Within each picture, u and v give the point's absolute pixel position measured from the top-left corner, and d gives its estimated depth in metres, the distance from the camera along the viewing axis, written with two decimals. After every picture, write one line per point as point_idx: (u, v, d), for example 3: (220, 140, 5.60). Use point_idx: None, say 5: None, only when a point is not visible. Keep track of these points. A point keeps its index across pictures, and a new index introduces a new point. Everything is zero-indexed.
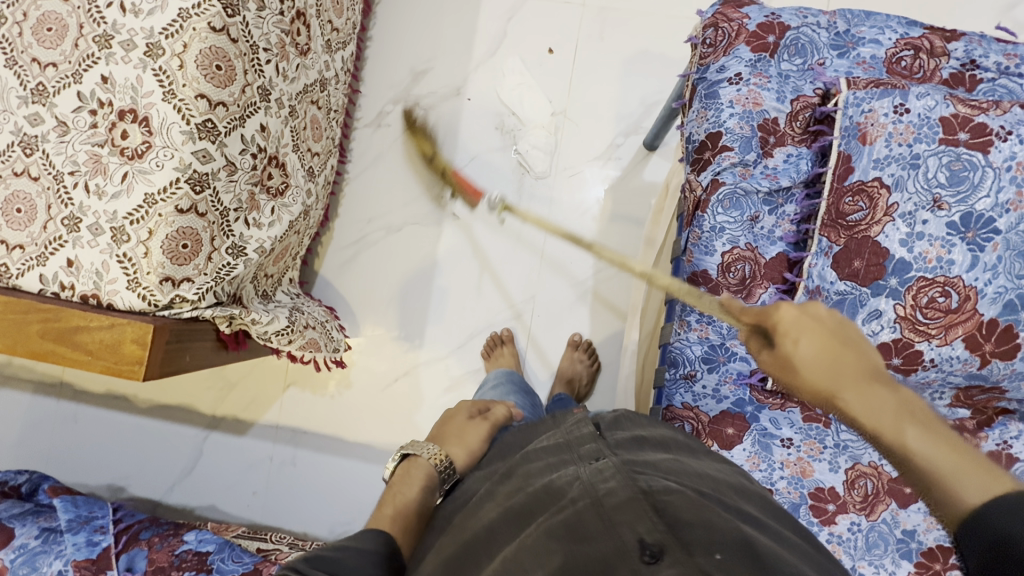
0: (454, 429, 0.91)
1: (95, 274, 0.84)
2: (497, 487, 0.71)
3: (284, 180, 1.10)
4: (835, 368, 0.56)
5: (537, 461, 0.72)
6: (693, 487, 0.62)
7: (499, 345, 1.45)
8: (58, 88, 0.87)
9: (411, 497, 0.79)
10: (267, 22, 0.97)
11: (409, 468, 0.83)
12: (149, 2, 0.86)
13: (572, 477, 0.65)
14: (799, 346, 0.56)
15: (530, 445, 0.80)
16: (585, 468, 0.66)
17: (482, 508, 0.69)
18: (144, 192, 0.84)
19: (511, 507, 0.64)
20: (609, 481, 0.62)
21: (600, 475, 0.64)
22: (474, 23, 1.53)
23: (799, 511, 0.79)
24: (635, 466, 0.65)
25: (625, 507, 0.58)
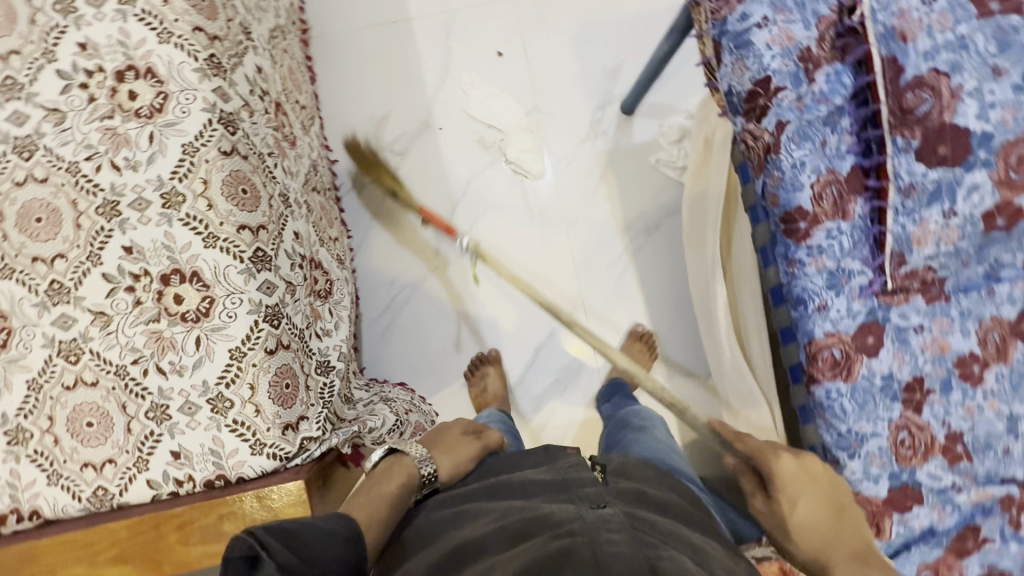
0: (451, 438, 0.95)
1: (211, 455, 0.76)
2: (501, 505, 0.75)
3: (327, 279, 1.03)
4: (824, 530, 0.77)
5: (538, 498, 0.76)
6: (688, 552, 0.64)
7: (482, 364, 1.43)
8: (77, 279, 0.76)
9: (387, 490, 0.80)
10: (260, 126, 0.89)
11: (392, 466, 0.85)
12: (144, 150, 0.76)
13: (574, 517, 0.67)
14: (797, 508, 0.79)
15: (529, 473, 0.84)
16: (588, 511, 0.68)
17: (480, 518, 0.72)
18: (229, 349, 0.77)
19: (512, 527, 0.68)
20: (611, 530, 0.63)
21: (604, 522, 0.65)
22: (415, 52, 1.48)
23: (951, 383, 0.86)
24: (637, 523, 0.66)
25: (622, 555, 0.58)
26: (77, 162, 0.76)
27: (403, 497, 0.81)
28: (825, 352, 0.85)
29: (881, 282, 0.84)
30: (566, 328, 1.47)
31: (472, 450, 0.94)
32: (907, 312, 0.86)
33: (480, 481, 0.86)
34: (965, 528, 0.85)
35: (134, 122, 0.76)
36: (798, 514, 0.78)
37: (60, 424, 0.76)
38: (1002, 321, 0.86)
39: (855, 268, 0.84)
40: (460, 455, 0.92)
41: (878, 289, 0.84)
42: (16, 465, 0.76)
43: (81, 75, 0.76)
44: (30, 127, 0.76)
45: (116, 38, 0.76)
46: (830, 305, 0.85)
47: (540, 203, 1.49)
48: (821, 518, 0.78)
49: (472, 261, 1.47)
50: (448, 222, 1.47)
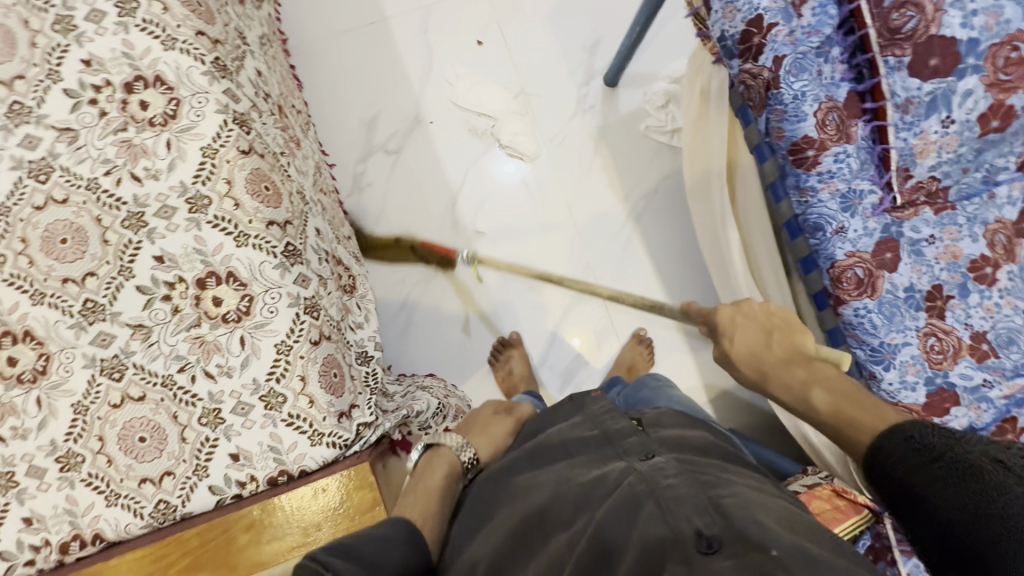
0: (478, 422, 0.91)
1: (271, 452, 0.76)
2: (551, 470, 0.71)
3: (350, 275, 1.03)
4: (756, 355, 0.84)
5: (579, 452, 0.73)
6: (745, 488, 0.62)
7: (505, 349, 1.44)
8: (111, 295, 0.75)
9: (434, 485, 0.76)
10: (269, 126, 0.90)
11: (432, 459, 0.80)
12: (163, 158, 0.76)
13: (627, 469, 0.64)
14: (733, 340, 0.86)
15: (564, 429, 0.79)
16: (639, 463, 0.65)
17: (536, 487, 0.69)
18: (275, 344, 0.77)
19: (570, 492, 0.65)
20: (667, 476, 0.61)
21: (659, 470, 0.63)
22: (395, 50, 1.50)
23: (968, 286, 0.91)
24: (689, 464, 0.65)
25: (685, 499, 0.57)
26: (96, 178, 0.76)
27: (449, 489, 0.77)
28: (848, 273, 0.89)
29: (890, 198, 0.88)
30: (581, 303, 1.50)
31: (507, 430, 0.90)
32: (917, 225, 0.91)
33: (523, 447, 0.80)
34: (1002, 422, 0.89)
35: (149, 132, 0.76)
36: (738, 343, 0.86)
37: (111, 442, 0.75)
38: (1006, 223, 0.92)
39: (865, 188, 0.88)
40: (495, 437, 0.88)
41: (888, 206, 0.89)
42: (71, 491, 0.75)
43: (89, 91, 0.76)
44: (42, 148, 0.75)
45: (119, 51, 0.76)
46: (846, 227, 0.89)
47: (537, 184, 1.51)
48: (759, 340, 0.85)
49: (481, 248, 1.49)
50: (451, 213, 1.48)
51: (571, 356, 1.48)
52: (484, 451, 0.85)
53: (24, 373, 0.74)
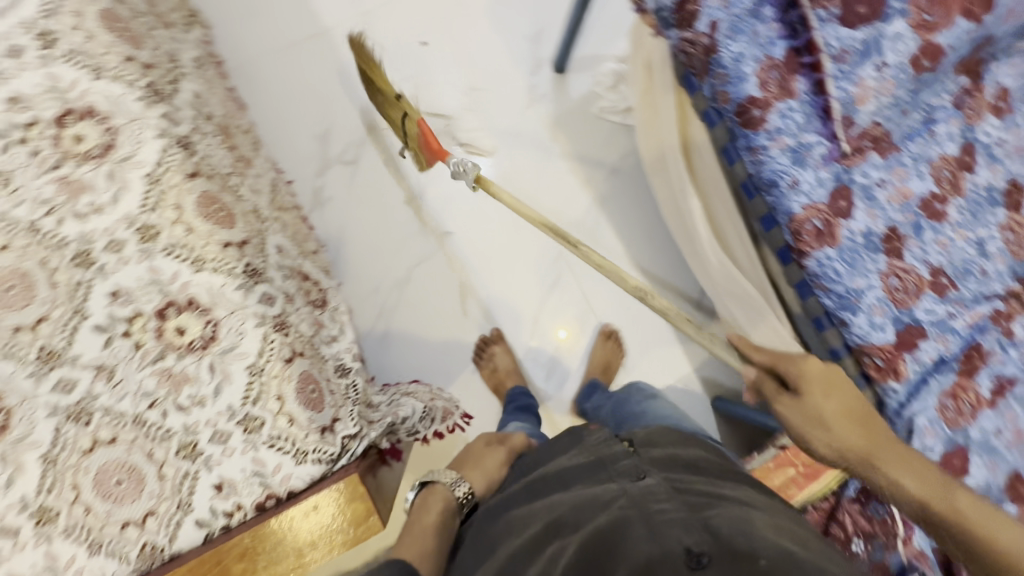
0: (472, 455, 0.89)
1: (256, 477, 0.74)
2: (548, 494, 0.70)
3: (319, 289, 1.01)
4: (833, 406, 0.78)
5: (574, 478, 0.71)
6: (737, 505, 0.62)
7: (489, 346, 1.44)
8: (67, 338, 0.73)
9: (431, 522, 0.74)
10: (215, 147, 0.88)
11: (428, 497, 0.79)
12: (105, 190, 0.74)
13: (619, 492, 0.64)
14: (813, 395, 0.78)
15: (564, 458, 0.78)
16: (632, 486, 0.65)
17: (531, 509, 0.68)
18: (247, 367, 0.75)
19: (563, 510, 0.64)
20: (659, 500, 0.61)
21: (651, 494, 0.63)
22: (339, 60, 1.48)
23: (921, 224, 0.94)
24: (680, 488, 0.65)
25: (675, 519, 0.57)
26: (35, 218, 0.72)
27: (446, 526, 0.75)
28: (806, 224, 0.91)
29: (838, 147, 0.91)
30: (557, 291, 1.51)
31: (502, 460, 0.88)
32: (867, 171, 0.93)
33: (519, 481, 0.79)
34: (969, 349, 0.92)
35: (87, 165, 0.73)
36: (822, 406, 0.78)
37: (87, 490, 0.72)
38: (949, 159, 0.96)
39: (812, 141, 0.90)
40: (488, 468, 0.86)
41: (837, 154, 0.91)
42: (49, 547, 0.70)
43: (16, 129, 0.72)
44: None
45: (44, 84, 0.73)
46: (799, 180, 0.91)
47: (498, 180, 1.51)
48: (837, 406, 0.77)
49: (450, 248, 1.48)
50: (417, 217, 1.48)
51: (552, 347, 1.49)
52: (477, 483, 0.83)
53: None
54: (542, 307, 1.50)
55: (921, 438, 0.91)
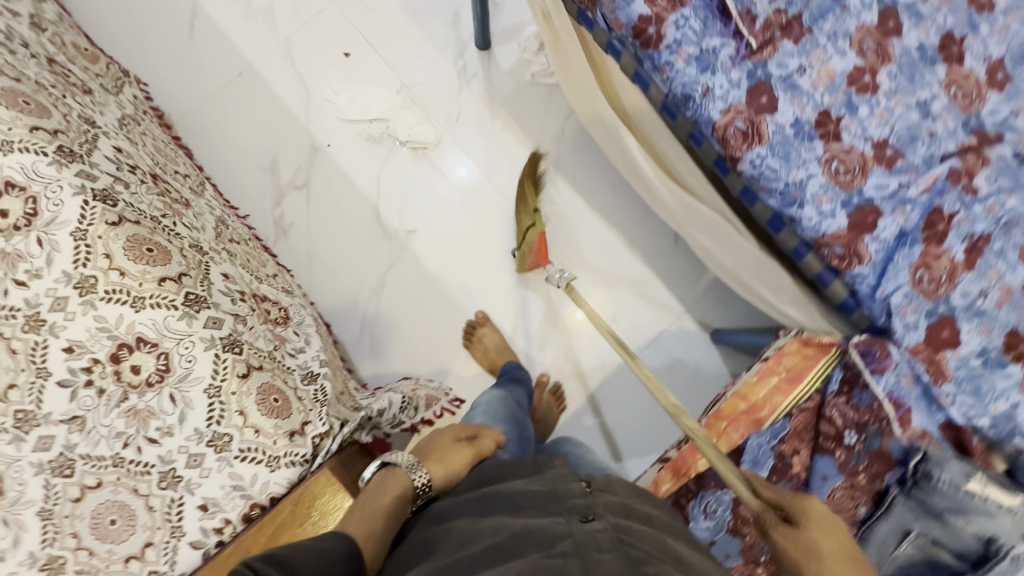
0: (437, 446, 0.81)
1: (237, 491, 0.77)
2: (492, 519, 0.63)
3: (280, 308, 1.04)
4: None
5: (522, 506, 0.65)
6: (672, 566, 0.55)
7: (476, 329, 1.44)
8: (36, 398, 0.76)
9: (383, 504, 0.71)
10: (142, 195, 0.91)
11: (386, 478, 0.74)
12: (39, 255, 0.77)
13: (563, 535, 0.58)
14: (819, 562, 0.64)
15: (522, 482, 0.71)
16: (577, 528, 0.59)
17: (473, 533, 0.62)
18: (204, 390, 0.77)
19: (504, 544, 0.58)
20: (602, 549, 0.54)
21: (593, 539, 0.56)
22: (271, 90, 1.51)
23: (853, 100, 0.90)
24: (626, 535, 0.58)
25: (614, 573, 0.51)
26: None
27: (398, 514, 0.71)
28: (730, 129, 0.89)
29: (744, 45, 0.89)
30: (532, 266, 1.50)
31: (466, 459, 0.80)
32: (783, 60, 0.90)
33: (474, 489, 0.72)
34: (930, 215, 0.88)
35: (18, 236, 0.77)
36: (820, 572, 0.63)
37: (86, 535, 0.76)
38: (870, 29, 0.92)
39: (716, 45, 0.89)
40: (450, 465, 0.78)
41: (745, 52, 0.89)
42: None
43: None
44: None
45: None
46: (713, 87, 0.89)
47: (480, 182, 1.52)
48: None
49: (416, 244, 1.49)
50: (378, 221, 1.49)
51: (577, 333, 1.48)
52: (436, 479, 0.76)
53: None
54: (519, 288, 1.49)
55: (901, 316, 0.88)
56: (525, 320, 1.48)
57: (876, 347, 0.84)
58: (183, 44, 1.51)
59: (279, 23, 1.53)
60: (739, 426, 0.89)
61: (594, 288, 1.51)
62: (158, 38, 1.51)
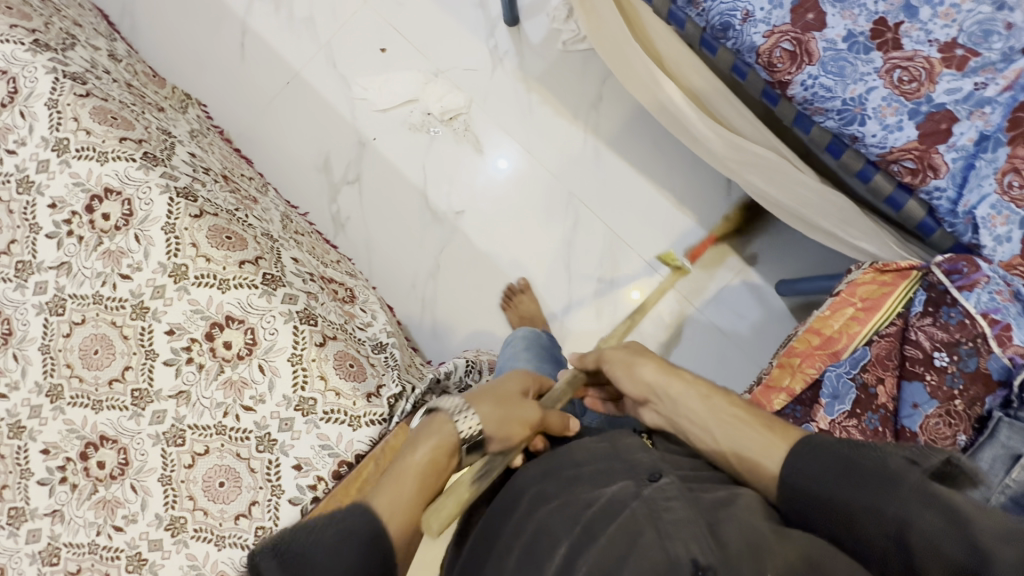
0: (507, 395, 0.66)
1: (325, 449, 0.82)
2: (552, 482, 0.61)
3: (346, 289, 1.10)
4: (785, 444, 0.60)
5: (583, 465, 0.63)
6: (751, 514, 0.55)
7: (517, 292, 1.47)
8: (149, 377, 0.86)
9: (420, 462, 0.59)
10: (217, 192, 0.99)
11: (436, 427, 0.60)
12: (138, 251, 0.87)
13: (633, 494, 0.55)
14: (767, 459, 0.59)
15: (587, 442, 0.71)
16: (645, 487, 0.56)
17: (542, 504, 0.59)
18: (288, 358, 0.84)
19: (576, 512, 0.55)
20: (669, 497, 0.54)
21: (662, 492, 0.55)
22: (316, 94, 1.60)
23: (913, 4, 0.84)
24: (696, 487, 0.57)
25: (685, 522, 0.51)
26: (98, 290, 0.87)
27: (438, 471, 0.59)
28: (776, 53, 0.84)
29: None
30: (574, 236, 1.51)
31: (532, 424, 0.64)
32: None
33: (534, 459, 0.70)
34: (1015, 115, 0.80)
35: (119, 235, 0.87)
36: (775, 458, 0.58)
37: (201, 497, 0.84)
38: None
39: None
40: (508, 426, 0.63)
41: None
42: (187, 550, 0.83)
43: (63, 225, 0.88)
44: (52, 288, 0.88)
45: (71, 183, 0.88)
46: (753, 13, 0.86)
47: (528, 166, 1.54)
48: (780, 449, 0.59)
49: (465, 225, 1.53)
50: (428, 207, 1.55)
51: (630, 307, 1.47)
52: (487, 415, 0.62)
53: (114, 470, 0.86)
54: (562, 266, 1.50)
55: (989, 229, 0.80)
56: (579, 287, 1.49)
57: (962, 263, 0.79)
58: (236, 62, 1.63)
59: (319, 30, 1.62)
60: (814, 361, 0.84)
61: (648, 251, 1.49)
62: (213, 61, 1.63)
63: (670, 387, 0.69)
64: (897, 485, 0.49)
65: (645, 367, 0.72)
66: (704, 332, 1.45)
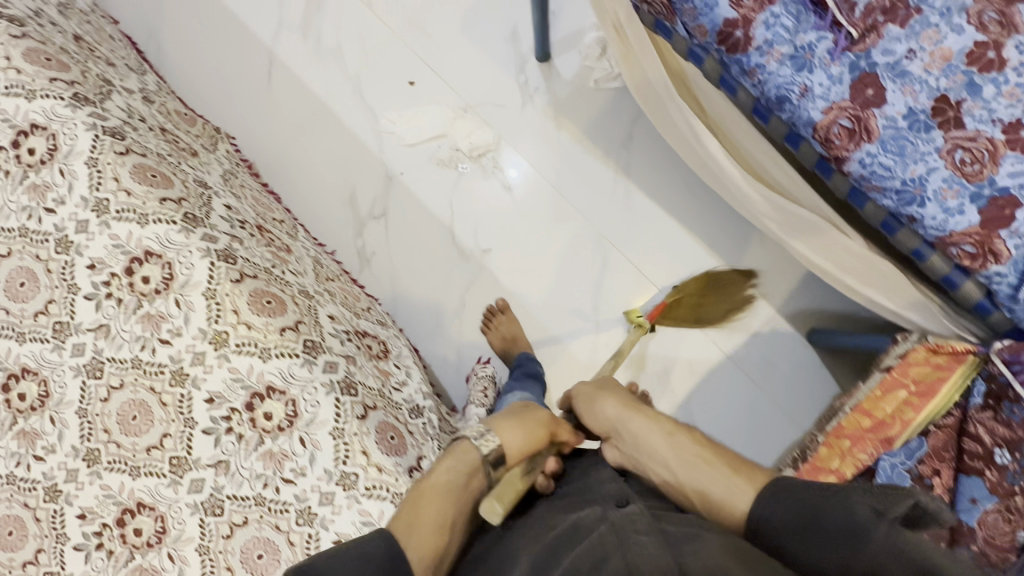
0: (520, 411, 0.75)
1: (366, 526, 0.81)
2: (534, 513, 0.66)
3: (380, 343, 1.08)
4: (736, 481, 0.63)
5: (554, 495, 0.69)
6: None
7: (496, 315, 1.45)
8: (188, 445, 0.85)
9: (441, 484, 0.64)
10: (254, 248, 0.97)
11: (455, 450, 0.67)
12: (178, 316, 0.85)
13: (600, 518, 0.61)
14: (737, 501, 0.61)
15: None
16: (613, 512, 0.62)
17: (517, 535, 0.63)
18: (330, 432, 0.83)
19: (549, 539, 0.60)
20: (638, 531, 0.58)
21: (631, 524, 0.59)
22: (342, 125, 1.58)
23: (977, 81, 0.80)
24: (663, 519, 0.61)
25: (654, 559, 0.54)
26: (137, 354, 0.86)
27: (461, 491, 0.65)
28: (834, 129, 0.82)
29: (843, 35, 0.81)
30: (585, 256, 1.50)
31: (550, 428, 0.73)
32: (889, 46, 0.82)
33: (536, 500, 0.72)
34: None
35: (159, 299, 0.86)
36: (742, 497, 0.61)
37: (239, 568, 0.83)
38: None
39: (812, 40, 0.81)
40: (533, 427, 0.72)
41: (845, 43, 0.81)
42: None
43: (102, 287, 0.87)
44: (89, 350, 0.87)
45: (111, 245, 0.87)
46: (811, 87, 0.82)
47: (552, 197, 1.52)
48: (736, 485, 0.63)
49: (492, 264, 1.52)
50: (455, 244, 1.53)
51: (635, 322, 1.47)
52: (513, 432, 0.69)
53: (151, 537, 0.85)
54: (569, 286, 1.50)
55: None
56: (606, 329, 1.48)
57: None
58: (263, 91, 1.61)
59: (347, 60, 1.60)
60: (866, 446, 0.83)
61: None
62: (239, 88, 1.61)
63: (629, 423, 0.72)
64: (861, 535, 0.52)
65: (606, 404, 0.75)
66: (734, 380, 1.43)
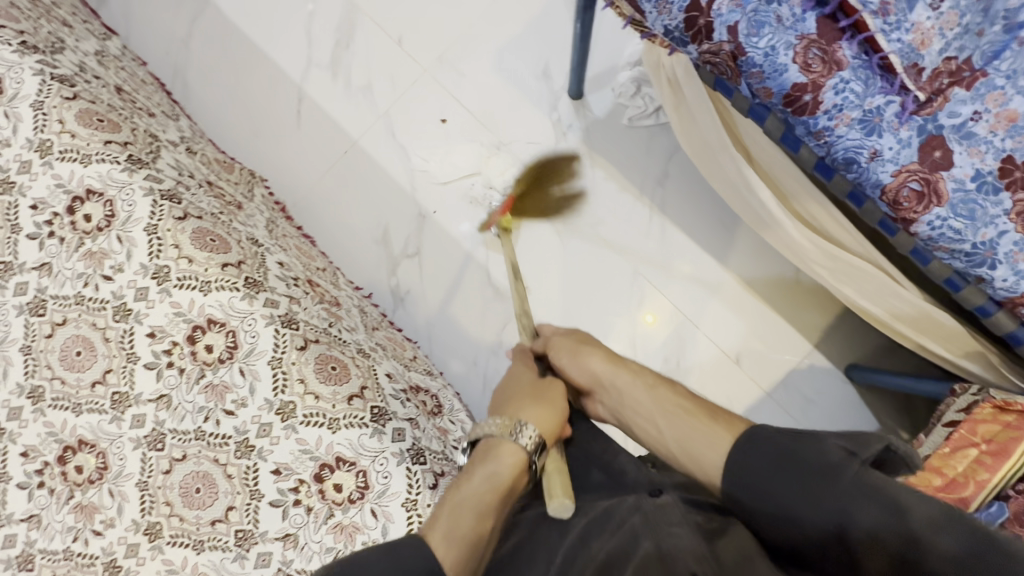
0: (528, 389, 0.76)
1: None
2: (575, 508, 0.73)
3: (433, 399, 1.06)
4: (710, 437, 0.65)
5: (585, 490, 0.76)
6: None
7: None
8: (254, 518, 0.83)
9: (475, 490, 0.65)
10: (311, 308, 0.94)
11: (491, 448, 0.69)
12: (243, 385, 0.84)
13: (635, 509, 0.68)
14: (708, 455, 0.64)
15: None
16: (647, 503, 0.69)
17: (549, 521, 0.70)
18: (402, 503, 0.81)
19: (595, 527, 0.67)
20: (672, 524, 0.65)
21: (665, 517, 0.66)
22: (375, 163, 1.57)
23: None
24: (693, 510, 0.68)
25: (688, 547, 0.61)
26: (200, 425, 0.84)
27: (498, 494, 0.65)
28: (904, 191, 0.83)
29: (911, 100, 0.81)
30: (614, 285, 1.50)
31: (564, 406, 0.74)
32: (955, 109, 0.82)
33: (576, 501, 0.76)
34: None
35: (223, 368, 0.85)
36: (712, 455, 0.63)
37: None
38: None
39: (881, 103, 0.82)
40: (553, 407, 0.73)
41: (913, 106, 0.81)
42: None
43: (163, 356, 0.85)
44: (149, 422, 0.85)
45: (171, 313, 0.85)
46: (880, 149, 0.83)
47: (586, 234, 1.51)
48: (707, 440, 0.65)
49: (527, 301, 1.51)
50: (490, 282, 1.52)
51: (645, 334, 1.48)
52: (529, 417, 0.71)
53: None
54: (595, 312, 1.49)
55: None
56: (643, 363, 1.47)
57: None
58: (292, 129, 1.60)
59: (378, 98, 1.59)
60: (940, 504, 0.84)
61: (714, 331, 1.47)
62: (269, 126, 1.60)
63: (616, 379, 0.75)
64: (834, 475, 0.55)
65: (593, 360, 0.78)
66: (774, 416, 1.43)
